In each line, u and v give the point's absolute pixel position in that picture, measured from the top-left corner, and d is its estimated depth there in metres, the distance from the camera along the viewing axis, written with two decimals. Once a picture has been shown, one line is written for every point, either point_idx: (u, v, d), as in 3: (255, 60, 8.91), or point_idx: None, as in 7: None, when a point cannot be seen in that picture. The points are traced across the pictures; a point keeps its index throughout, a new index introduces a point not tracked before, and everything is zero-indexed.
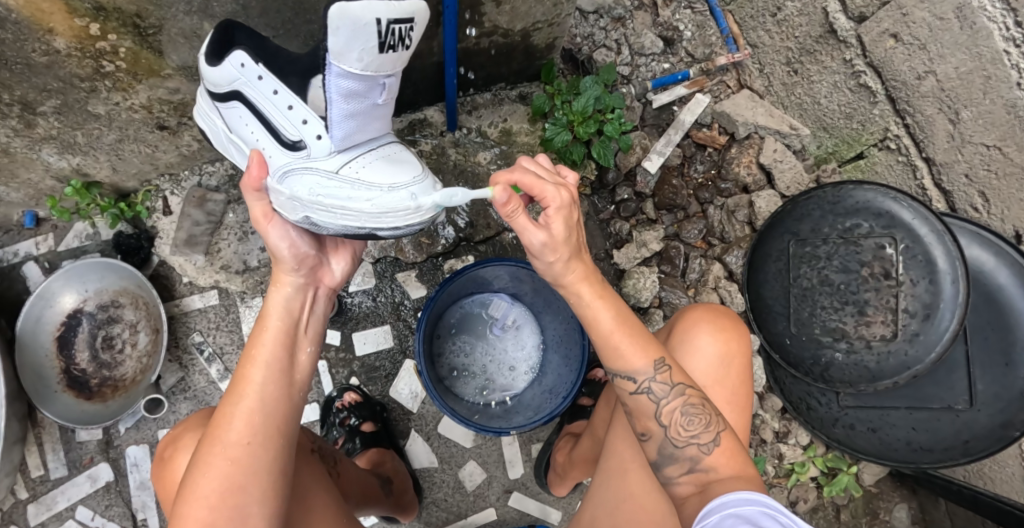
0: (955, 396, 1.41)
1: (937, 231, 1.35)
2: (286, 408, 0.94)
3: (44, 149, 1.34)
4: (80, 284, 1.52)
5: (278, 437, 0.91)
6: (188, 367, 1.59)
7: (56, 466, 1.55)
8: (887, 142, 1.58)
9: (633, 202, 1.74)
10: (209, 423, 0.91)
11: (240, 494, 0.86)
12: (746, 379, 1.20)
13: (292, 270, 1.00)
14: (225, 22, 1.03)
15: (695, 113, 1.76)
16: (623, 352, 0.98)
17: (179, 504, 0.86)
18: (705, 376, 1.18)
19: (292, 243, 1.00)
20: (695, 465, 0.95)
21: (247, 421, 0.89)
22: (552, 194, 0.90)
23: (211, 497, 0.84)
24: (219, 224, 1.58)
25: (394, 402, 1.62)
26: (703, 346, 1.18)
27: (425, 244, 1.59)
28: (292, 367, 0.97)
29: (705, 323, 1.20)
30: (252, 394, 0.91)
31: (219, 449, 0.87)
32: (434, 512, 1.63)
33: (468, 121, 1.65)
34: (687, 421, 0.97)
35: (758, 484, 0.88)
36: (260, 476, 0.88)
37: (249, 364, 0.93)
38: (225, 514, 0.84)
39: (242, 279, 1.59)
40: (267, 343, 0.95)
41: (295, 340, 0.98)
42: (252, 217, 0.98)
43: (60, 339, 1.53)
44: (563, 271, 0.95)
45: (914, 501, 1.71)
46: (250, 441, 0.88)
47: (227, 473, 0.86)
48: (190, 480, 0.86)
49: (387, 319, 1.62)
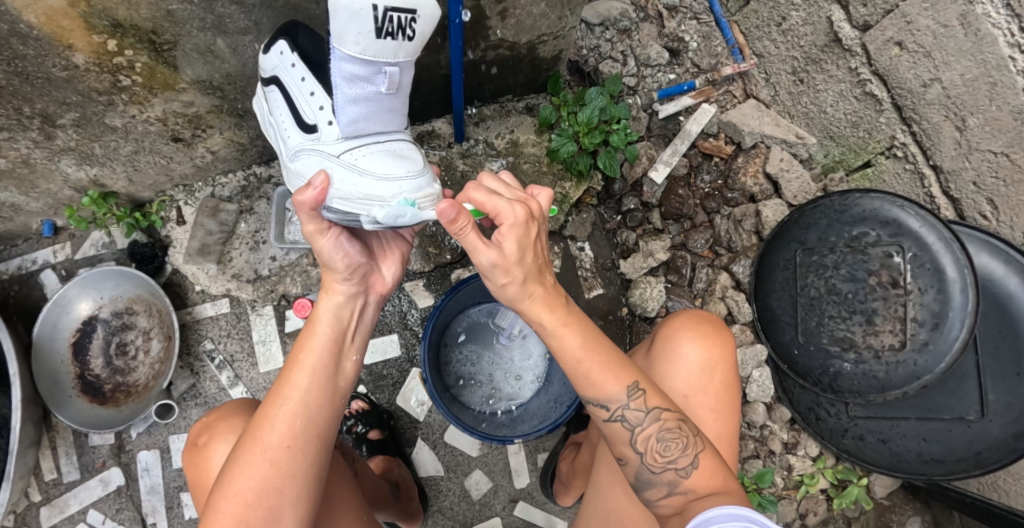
0: (966, 407, 1.38)
1: (945, 238, 1.34)
2: (329, 414, 0.96)
3: (63, 160, 1.38)
4: (96, 292, 1.58)
5: (320, 442, 0.94)
6: (199, 374, 1.63)
7: (69, 469, 1.58)
8: (894, 149, 1.56)
9: (639, 212, 1.75)
10: (252, 419, 0.93)
11: (275, 497, 0.88)
12: (728, 386, 1.20)
13: (342, 279, 0.99)
14: (290, 19, 1.12)
15: (701, 123, 1.77)
16: (593, 380, 0.97)
17: (215, 497, 0.88)
18: (688, 385, 1.18)
19: (347, 254, 0.98)
20: (673, 489, 0.97)
21: (290, 425, 0.91)
22: (505, 212, 0.90)
23: (247, 496, 0.87)
24: (231, 234, 1.63)
25: (401, 411, 1.65)
26: (687, 354, 1.18)
27: (432, 254, 1.63)
28: (337, 374, 0.98)
29: (684, 331, 1.20)
30: (297, 397, 0.93)
31: (260, 450, 0.89)
32: (440, 521, 1.64)
33: (475, 133, 1.69)
34: (663, 447, 0.98)
35: (740, 499, 0.91)
36: (297, 480, 0.90)
37: (294, 367, 0.95)
38: (259, 513, 0.87)
39: (253, 287, 1.63)
40: (315, 348, 0.96)
41: (342, 348, 1.00)
42: (304, 233, 0.95)
43: (75, 344, 1.59)
44: (520, 293, 0.95)
45: (927, 514, 1.67)
46: (292, 444, 0.91)
47: (266, 475, 0.88)
48: (228, 474, 0.89)
49: (394, 329, 1.65)
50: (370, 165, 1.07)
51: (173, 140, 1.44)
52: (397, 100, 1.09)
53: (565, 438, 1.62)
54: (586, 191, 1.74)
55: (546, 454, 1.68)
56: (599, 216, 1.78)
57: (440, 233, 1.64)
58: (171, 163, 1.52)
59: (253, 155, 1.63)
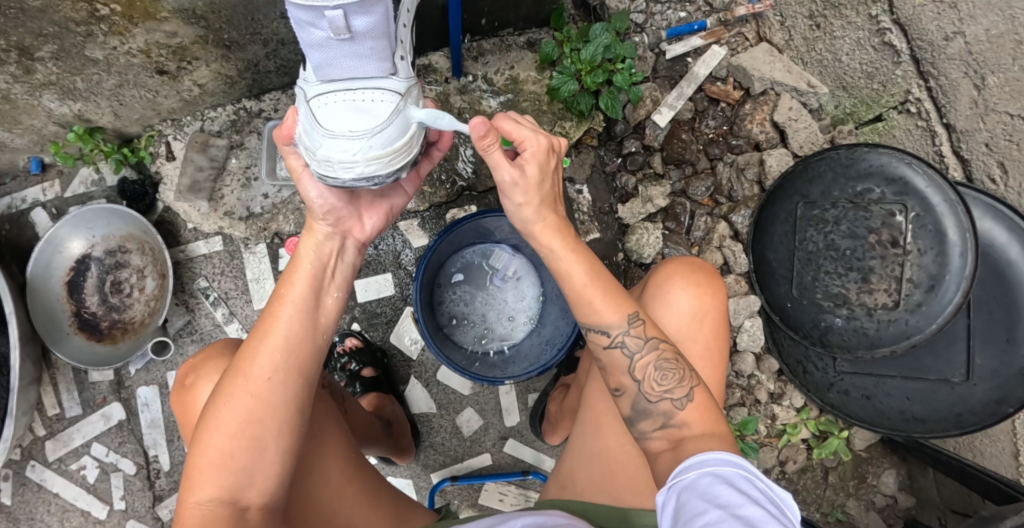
0: (952, 369, 1.41)
1: (950, 200, 1.32)
2: (311, 349, 0.95)
3: (45, 95, 1.32)
4: (88, 231, 1.57)
5: (302, 378, 0.93)
6: (195, 311, 1.65)
7: (71, 405, 1.61)
8: (908, 105, 1.51)
9: (641, 155, 1.72)
10: (237, 356, 0.93)
11: (260, 428, 0.88)
12: (716, 333, 1.20)
13: (322, 219, 0.99)
14: None
15: (710, 66, 1.71)
16: (596, 307, 0.98)
17: (201, 431, 0.88)
18: (678, 332, 1.19)
19: (323, 194, 0.97)
20: (668, 420, 0.95)
21: (273, 357, 0.91)
22: (529, 140, 0.94)
23: (231, 426, 0.87)
24: (222, 170, 1.61)
25: (394, 348, 1.70)
26: (677, 299, 1.19)
27: (427, 193, 1.64)
28: (318, 309, 0.97)
29: (674, 278, 1.21)
30: (279, 331, 0.93)
31: (243, 382, 0.89)
32: (431, 455, 1.71)
33: (474, 68, 1.62)
34: (660, 376, 0.98)
35: (728, 444, 0.88)
36: (280, 412, 0.90)
37: (278, 302, 0.95)
38: (242, 444, 0.87)
39: (246, 225, 1.63)
40: (296, 283, 0.96)
41: (323, 285, 0.98)
42: (292, 170, 0.98)
43: (70, 284, 1.59)
44: (534, 217, 0.97)
45: (903, 468, 1.75)
46: (273, 376, 0.90)
47: (248, 406, 0.88)
48: (213, 408, 0.89)
49: (388, 268, 1.68)
50: (330, 116, 0.90)
51: (157, 73, 1.37)
52: (361, 44, 0.87)
53: (556, 379, 1.66)
54: (586, 131, 1.70)
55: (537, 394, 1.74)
56: (599, 158, 1.75)
57: (435, 171, 1.63)
58: (157, 97, 1.46)
59: (243, 88, 1.57)
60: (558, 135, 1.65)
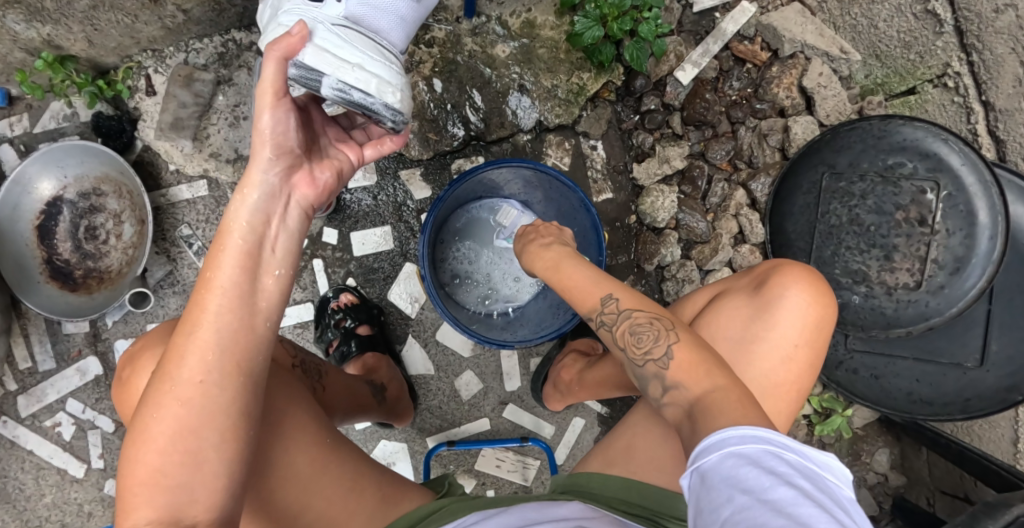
0: (966, 354, 1.38)
1: (983, 181, 1.29)
2: (248, 343, 0.81)
3: (9, 15, 1.18)
4: (59, 171, 1.44)
5: (240, 373, 0.79)
6: (177, 260, 1.55)
7: (44, 358, 1.51)
8: (945, 78, 1.44)
9: (659, 113, 1.66)
10: (165, 355, 0.79)
11: (196, 441, 0.75)
12: (820, 345, 0.99)
13: (270, 155, 0.86)
14: None
15: (738, 24, 1.62)
16: (578, 294, 1.06)
17: (130, 447, 0.76)
18: (785, 349, 0.97)
19: (286, 129, 0.87)
20: (662, 380, 0.88)
21: (203, 356, 0.77)
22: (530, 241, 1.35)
23: (162, 441, 0.74)
24: (208, 107, 1.49)
25: (392, 306, 1.64)
26: (786, 300, 0.97)
27: (432, 140, 1.58)
28: (254, 294, 0.82)
29: (781, 275, 0.99)
30: (209, 323, 0.79)
31: (172, 389, 0.76)
32: (427, 419, 1.66)
33: (488, 8, 1.53)
34: (637, 339, 0.93)
35: (737, 394, 0.78)
36: (220, 420, 0.77)
37: (205, 289, 0.80)
38: (176, 460, 0.74)
39: (233, 169, 1.52)
40: (225, 266, 0.81)
41: (257, 263, 0.84)
42: (259, 89, 0.84)
43: (40, 228, 1.47)
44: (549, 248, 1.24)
45: (896, 447, 1.73)
46: (205, 379, 0.77)
47: (179, 417, 0.75)
48: (143, 419, 0.76)
49: (389, 220, 1.62)
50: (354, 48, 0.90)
51: None
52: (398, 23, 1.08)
53: (562, 344, 1.63)
54: (604, 85, 1.64)
55: (538, 358, 1.70)
56: (616, 114, 1.69)
57: (441, 118, 1.57)
58: (137, 23, 1.32)
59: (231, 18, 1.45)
60: (574, 86, 1.59)
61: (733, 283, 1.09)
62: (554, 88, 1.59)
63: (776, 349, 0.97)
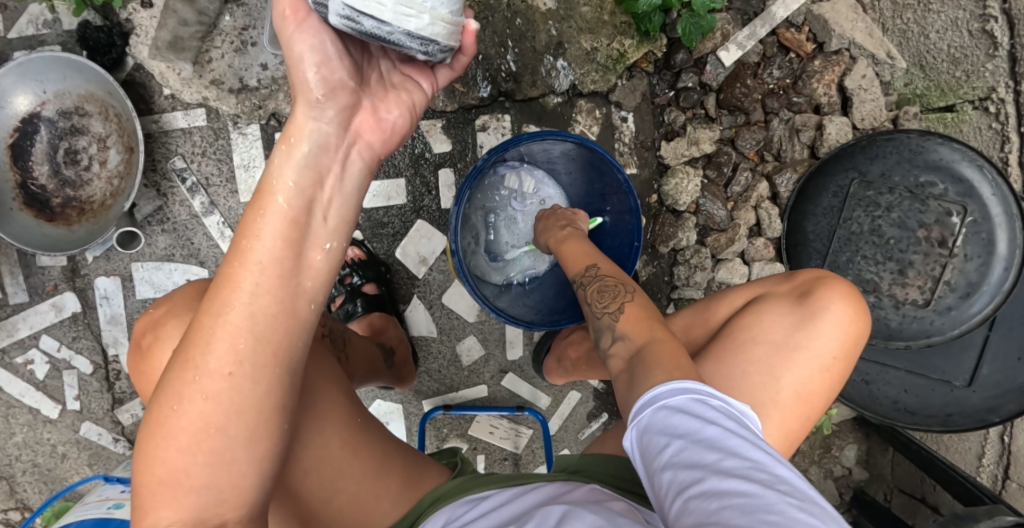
0: (957, 373, 1.45)
1: (1009, 214, 1.31)
2: (287, 329, 0.69)
3: None
4: (37, 85, 1.28)
5: (277, 364, 0.68)
6: (168, 196, 1.41)
7: (16, 290, 1.39)
8: (988, 102, 1.41)
9: (695, 92, 1.60)
10: (187, 335, 0.68)
11: (221, 438, 0.66)
12: (852, 358, 1.02)
13: (313, 97, 0.72)
14: None
15: (789, 9, 1.55)
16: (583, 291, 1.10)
17: (147, 437, 0.67)
18: (817, 359, 0.99)
19: (323, 61, 0.72)
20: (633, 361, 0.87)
21: (233, 344, 0.66)
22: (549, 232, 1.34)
23: (183, 436, 0.65)
24: (211, 28, 1.32)
25: (399, 264, 1.57)
26: (830, 313, 0.99)
27: (458, 92, 1.48)
28: (297, 272, 0.70)
29: (826, 288, 1.01)
30: (239, 303, 0.66)
31: (196, 378, 0.65)
32: (425, 381, 1.64)
33: None
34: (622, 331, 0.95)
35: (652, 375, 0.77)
36: (250, 417, 0.67)
37: (237, 262, 0.67)
38: (200, 460, 0.65)
39: (236, 100, 1.37)
40: (264, 236, 0.68)
41: (304, 233, 0.71)
42: (275, 14, 0.71)
43: (14, 148, 1.32)
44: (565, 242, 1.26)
45: (864, 444, 1.84)
46: (235, 371, 0.66)
47: (205, 411, 0.65)
48: (162, 407, 0.67)
49: (404, 173, 1.52)
50: None
51: None
52: None
53: None
54: (644, 54, 1.57)
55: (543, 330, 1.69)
56: (651, 87, 1.62)
57: (470, 70, 1.47)
58: None
59: None
60: (615, 52, 1.50)
61: (773, 287, 1.10)
62: (593, 52, 1.50)
63: (815, 360, 0.99)
